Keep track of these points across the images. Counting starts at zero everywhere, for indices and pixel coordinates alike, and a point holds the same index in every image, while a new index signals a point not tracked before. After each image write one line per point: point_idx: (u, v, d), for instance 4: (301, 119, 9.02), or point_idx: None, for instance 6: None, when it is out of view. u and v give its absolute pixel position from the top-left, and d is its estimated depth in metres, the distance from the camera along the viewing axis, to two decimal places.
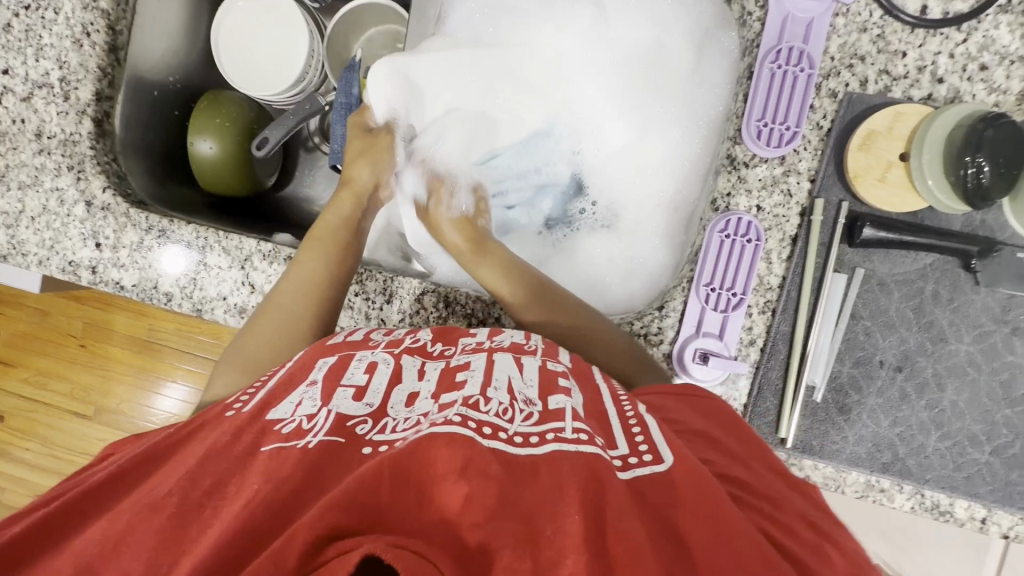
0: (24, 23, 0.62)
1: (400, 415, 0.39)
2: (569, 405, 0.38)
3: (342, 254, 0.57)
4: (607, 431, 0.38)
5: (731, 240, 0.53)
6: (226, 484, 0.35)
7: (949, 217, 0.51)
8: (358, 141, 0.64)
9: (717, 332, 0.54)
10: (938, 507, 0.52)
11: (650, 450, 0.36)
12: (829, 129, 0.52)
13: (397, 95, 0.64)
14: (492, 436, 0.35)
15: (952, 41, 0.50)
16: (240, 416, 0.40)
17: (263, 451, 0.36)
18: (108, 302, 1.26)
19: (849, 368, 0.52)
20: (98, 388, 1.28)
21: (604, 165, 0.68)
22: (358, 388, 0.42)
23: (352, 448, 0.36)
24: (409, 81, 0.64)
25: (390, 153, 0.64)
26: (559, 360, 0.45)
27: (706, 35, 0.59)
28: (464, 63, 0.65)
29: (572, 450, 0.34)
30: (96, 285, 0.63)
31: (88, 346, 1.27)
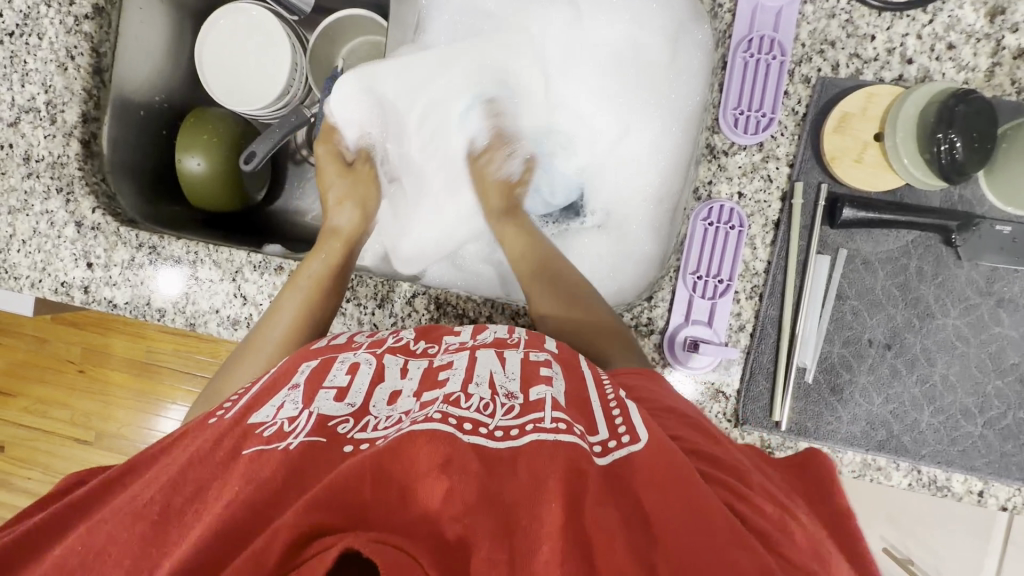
0: (9, 50, 0.63)
1: (382, 413, 0.40)
2: (550, 394, 0.39)
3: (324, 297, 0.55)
4: (588, 418, 0.39)
5: (715, 228, 0.54)
6: (207, 490, 0.35)
7: (928, 194, 0.52)
8: (341, 171, 0.66)
9: (707, 319, 0.54)
10: (935, 482, 0.53)
11: (628, 432, 0.37)
12: (805, 114, 0.53)
13: (361, 109, 0.67)
14: (473, 432, 0.36)
15: (919, 23, 0.51)
16: (222, 423, 0.39)
17: (244, 454, 0.36)
18: (106, 325, 1.26)
19: (839, 349, 0.53)
20: (100, 413, 1.28)
21: (593, 159, 0.68)
22: (340, 390, 0.42)
23: (334, 447, 0.37)
24: (375, 92, 0.66)
25: (372, 183, 0.67)
26: (543, 347, 0.45)
27: (680, 28, 0.59)
28: (429, 69, 0.66)
29: (551, 441, 0.34)
30: (88, 305, 0.64)
31: (87, 370, 1.27)
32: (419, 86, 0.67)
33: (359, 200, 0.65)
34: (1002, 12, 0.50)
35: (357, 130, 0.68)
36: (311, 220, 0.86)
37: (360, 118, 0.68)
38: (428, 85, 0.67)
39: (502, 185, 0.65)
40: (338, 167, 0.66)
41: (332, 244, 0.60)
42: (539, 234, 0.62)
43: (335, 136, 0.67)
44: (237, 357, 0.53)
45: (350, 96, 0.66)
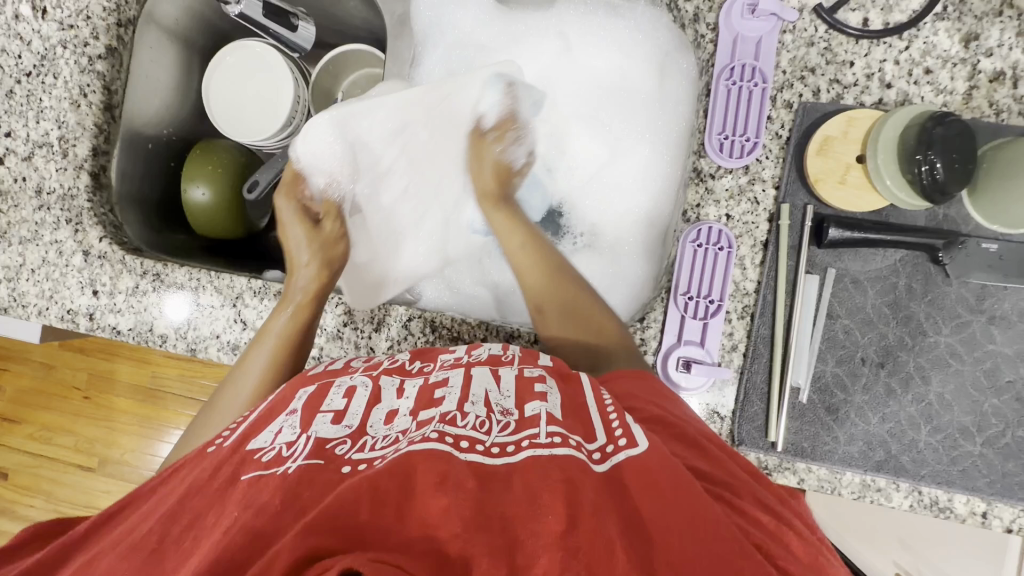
0: (26, 89, 0.66)
1: (379, 433, 0.41)
2: (545, 409, 0.40)
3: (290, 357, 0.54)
4: (587, 426, 0.40)
5: (704, 249, 0.55)
6: (205, 517, 0.36)
7: (914, 213, 0.52)
8: (309, 234, 0.63)
9: (699, 339, 0.55)
10: (936, 504, 0.52)
11: (625, 435, 0.38)
12: (788, 138, 0.54)
13: (331, 154, 0.65)
14: (469, 449, 0.37)
15: (896, 49, 0.53)
16: (220, 451, 0.41)
17: (242, 479, 0.37)
18: (113, 352, 1.28)
19: (833, 368, 0.53)
20: (104, 440, 1.28)
21: (589, 183, 0.69)
22: (337, 413, 0.43)
23: (331, 468, 0.37)
24: (349, 137, 0.65)
25: (340, 240, 0.64)
26: (537, 364, 0.47)
27: (667, 58, 0.61)
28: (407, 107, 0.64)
29: (546, 455, 0.36)
30: (93, 331, 0.65)
31: (93, 397, 1.28)
32: (394, 131, 0.65)
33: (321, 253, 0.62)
34: (976, 38, 0.52)
35: (325, 179, 0.66)
36: None
37: (328, 167, 0.65)
38: (396, 129, 0.66)
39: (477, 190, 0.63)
40: (306, 228, 0.63)
41: (300, 299, 0.58)
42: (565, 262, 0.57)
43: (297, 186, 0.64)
44: (209, 410, 0.53)
45: (322, 134, 0.64)
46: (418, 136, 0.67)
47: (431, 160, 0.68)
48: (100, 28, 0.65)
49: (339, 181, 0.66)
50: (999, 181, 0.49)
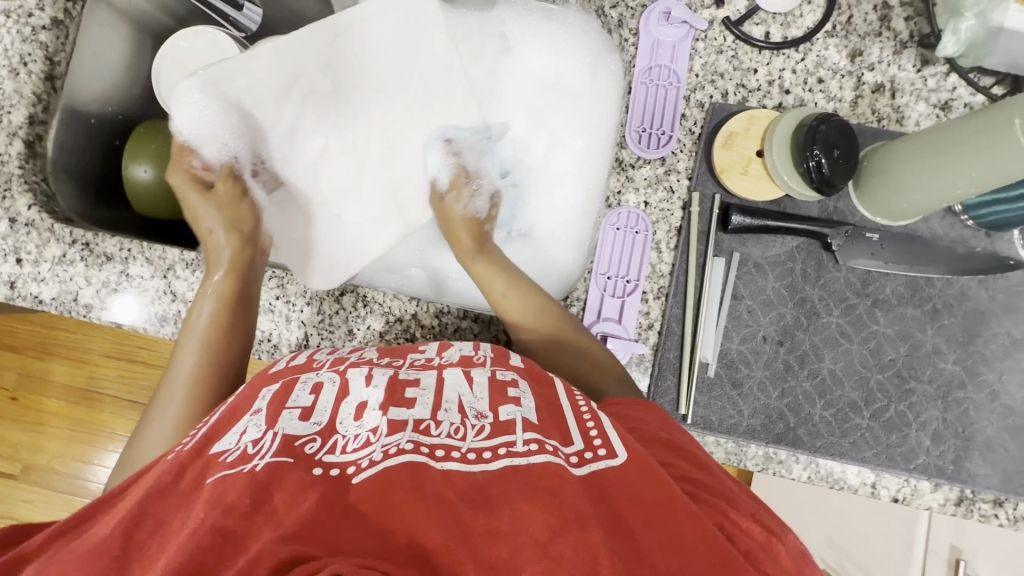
0: None
1: (349, 432, 0.42)
2: (519, 414, 0.42)
3: (228, 339, 0.56)
4: (563, 429, 0.42)
5: (622, 232, 0.59)
6: (172, 521, 0.36)
7: (807, 205, 0.58)
8: (205, 198, 0.63)
9: (617, 316, 0.58)
10: (831, 475, 0.56)
11: (604, 445, 0.41)
12: (700, 134, 0.59)
13: (212, 118, 0.62)
14: (445, 457, 0.40)
15: (793, 60, 0.59)
16: (181, 453, 0.40)
17: (208, 482, 0.37)
18: (47, 351, 1.22)
19: (738, 345, 0.57)
20: (29, 444, 1.22)
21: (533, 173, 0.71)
22: (304, 409, 0.44)
23: (301, 468, 0.38)
24: (240, 99, 0.62)
25: (241, 202, 0.65)
26: (508, 365, 0.49)
27: (597, 59, 0.64)
28: (305, 61, 0.62)
29: (523, 463, 0.39)
30: (13, 301, 0.64)
31: (21, 399, 1.22)
32: (286, 78, 0.63)
33: (230, 218, 0.63)
34: (860, 54, 0.58)
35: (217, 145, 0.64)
36: None
37: (216, 131, 0.63)
38: (295, 85, 0.63)
39: (469, 223, 0.64)
40: (199, 193, 0.63)
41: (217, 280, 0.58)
42: (530, 283, 0.59)
43: (186, 156, 0.64)
44: (150, 413, 0.53)
45: (192, 106, 0.61)
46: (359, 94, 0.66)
47: (347, 115, 0.66)
48: None
49: (228, 144, 0.64)
50: (917, 149, 0.51)
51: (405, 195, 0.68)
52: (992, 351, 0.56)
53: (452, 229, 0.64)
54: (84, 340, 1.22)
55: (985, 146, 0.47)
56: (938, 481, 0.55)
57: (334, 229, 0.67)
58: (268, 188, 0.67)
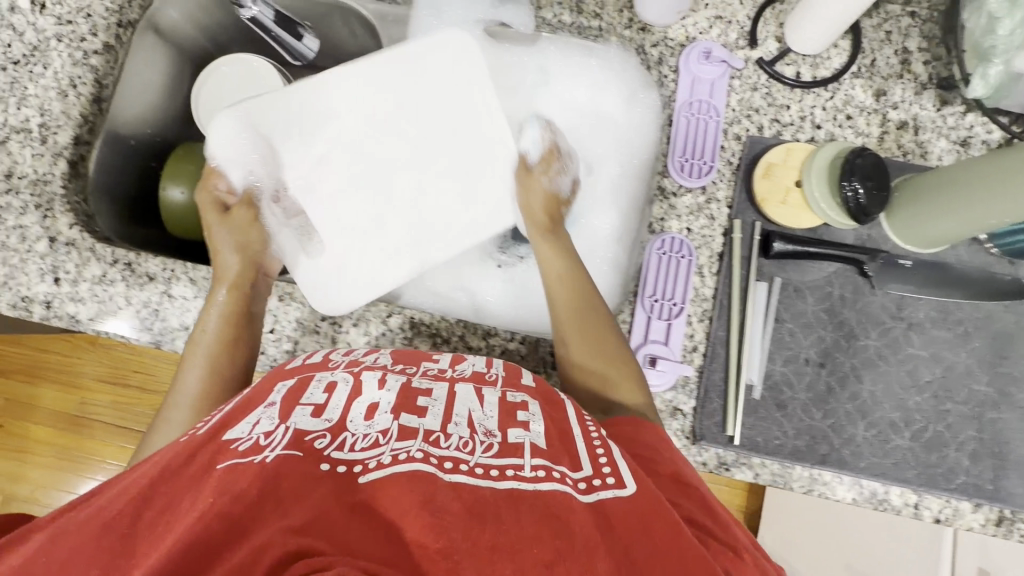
0: (11, 76, 0.66)
1: (359, 430, 0.43)
2: (527, 440, 0.44)
3: (233, 351, 0.58)
4: (573, 454, 0.44)
5: (668, 257, 0.60)
6: (178, 504, 0.38)
7: (843, 233, 0.60)
8: (222, 221, 0.66)
9: (663, 339, 0.59)
10: (875, 496, 0.57)
11: (612, 474, 0.42)
12: (738, 165, 0.62)
13: (246, 147, 0.67)
14: (454, 470, 0.40)
15: (823, 98, 0.63)
16: (195, 437, 0.43)
17: (219, 467, 0.39)
18: (35, 378, 1.24)
19: (781, 367, 0.58)
20: (11, 474, 1.24)
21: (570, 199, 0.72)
22: (317, 406, 0.45)
23: (310, 462, 0.40)
24: (269, 138, 0.67)
25: (254, 224, 0.67)
26: (518, 386, 0.51)
27: (633, 93, 0.68)
28: (323, 102, 0.67)
29: (531, 490, 0.39)
30: (47, 321, 0.63)
31: (6, 427, 1.24)
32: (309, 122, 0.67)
33: (251, 252, 0.65)
34: (884, 93, 0.63)
35: (242, 173, 0.68)
36: None
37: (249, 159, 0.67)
38: (322, 128, 0.67)
39: (547, 201, 0.65)
40: (217, 215, 0.66)
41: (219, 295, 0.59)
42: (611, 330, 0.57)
43: (213, 180, 0.67)
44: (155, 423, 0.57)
45: (234, 132, 0.66)
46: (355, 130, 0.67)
47: (376, 152, 0.67)
48: (99, 26, 0.68)
49: (257, 173, 0.68)
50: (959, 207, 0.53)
51: (429, 234, 0.67)
52: (1018, 371, 0.59)
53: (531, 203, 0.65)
54: (77, 363, 1.24)
55: (988, 198, 0.51)
56: (979, 501, 0.57)
57: (356, 266, 0.66)
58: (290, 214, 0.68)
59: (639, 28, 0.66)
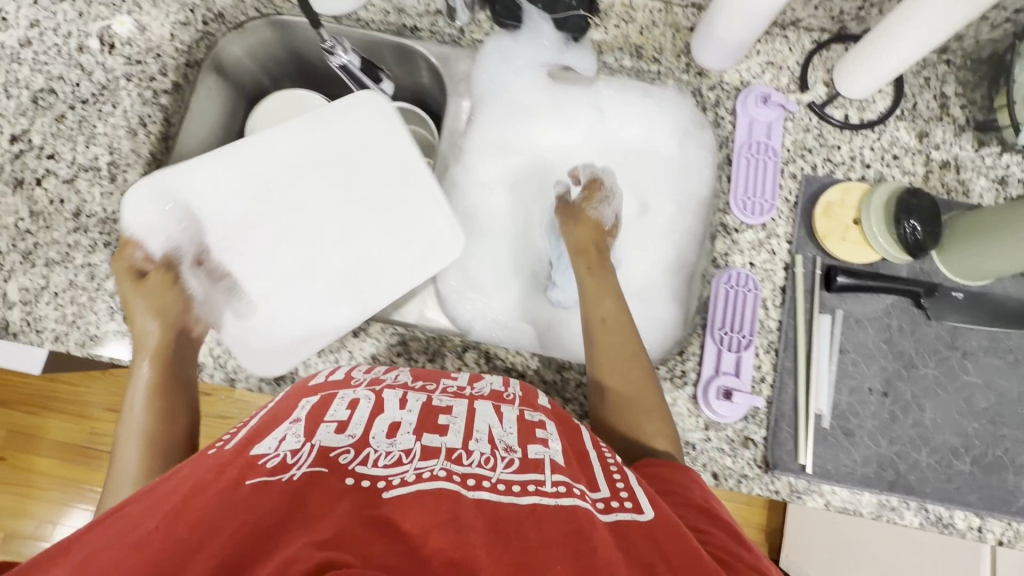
0: (79, 115, 0.66)
1: (381, 447, 0.44)
2: (547, 455, 0.45)
3: (162, 430, 0.56)
4: (590, 478, 0.45)
5: (735, 291, 0.63)
6: (209, 518, 0.35)
7: (898, 266, 0.63)
8: (137, 290, 0.60)
9: (735, 370, 0.61)
10: (941, 520, 0.59)
11: (631, 500, 0.43)
12: (796, 202, 0.65)
13: (164, 217, 0.64)
14: (476, 486, 0.41)
15: (871, 139, 0.67)
16: (224, 454, 0.43)
17: (248, 483, 0.39)
18: (43, 408, 1.24)
19: (847, 397, 0.61)
20: (13, 508, 1.22)
21: (627, 232, 0.74)
22: (340, 423, 0.47)
23: (336, 477, 0.40)
24: (189, 203, 0.65)
25: (174, 288, 0.62)
26: (536, 408, 0.53)
27: (686, 134, 0.71)
28: (259, 166, 0.67)
29: (553, 504, 0.40)
30: (118, 360, 0.62)
31: (10, 459, 1.23)
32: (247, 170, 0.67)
33: (173, 318, 0.60)
34: (926, 135, 0.67)
35: (162, 239, 0.64)
36: None
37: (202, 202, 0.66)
38: (251, 182, 0.67)
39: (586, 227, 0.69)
40: (132, 286, 0.60)
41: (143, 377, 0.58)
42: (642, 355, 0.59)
43: (130, 248, 0.61)
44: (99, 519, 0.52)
45: (146, 204, 0.63)
46: (314, 171, 0.68)
47: (299, 202, 0.68)
48: (169, 65, 0.68)
49: (179, 240, 0.65)
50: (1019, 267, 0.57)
51: (364, 276, 0.67)
52: None
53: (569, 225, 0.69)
54: (85, 392, 1.24)
55: None
56: None
57: (355, 285, 0.66)
58: (213, 275, 0.67)
59: (696, 72, 0.69)
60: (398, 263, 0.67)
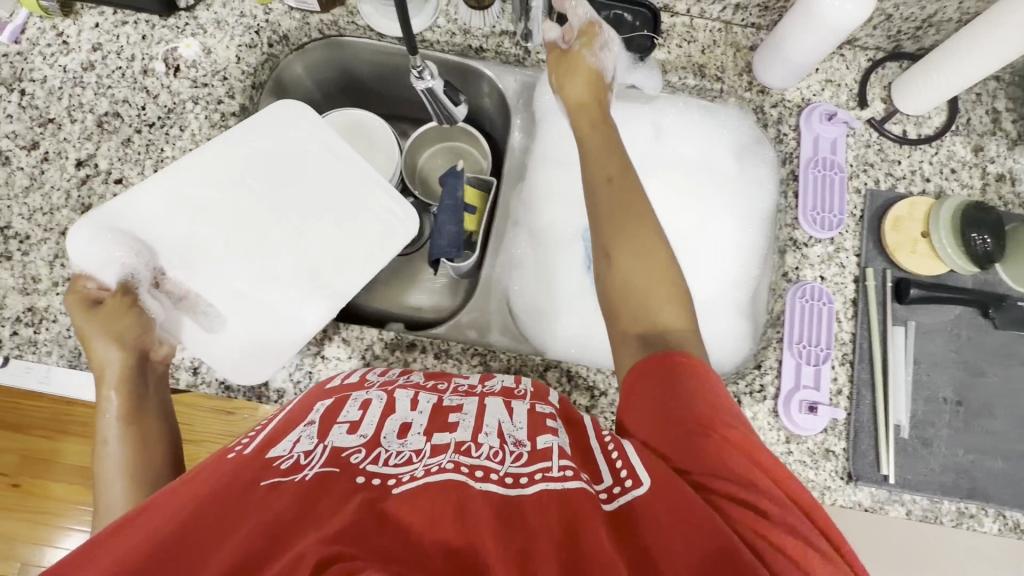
0: (146, 139, 0.66)
1: (392, 446, 0.45)
2: (556, 443, 0.45)
3: (144, 462, 0.52)
4: (592, 467, 0.45)
5: (810, 304, 0.64)
6: (226, 518, 0.37)
7: (963, 277, 0.65)
8: (88, 322, 0.55)
9: (814, 383, 0.62)
10: (1018, 526, 0.60)
11: (631, 477, 0.43)
12: (862, 216, 0.67)
13: (105, 247, 0.59)
14: (484, 478, 0.42)
15: (929, 153, 0.69)
16: (245, 455, 0.44)
17: (264, 483, 0.40)
18: (56, 434, 1.17)
19: (922, 406, 0.62)
20: (19, 535, 1.19)
21: (688, 246, 0.75)
22: (353, 423, 0.48)
23: (347, 476, 0.42)
24: (137, 234, 0.61)
25: (130, 312, 0.57)
26: (548, 402, 0.52)
27: (745, 147, 0.74)
28: (193, 186, 0.64)
29: (558, 488, 0.41)
30: (195, 387, 0.62)
31: (22, 484, 1.19)
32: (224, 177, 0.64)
33: (132, 342, 0.56)
34: (981, 149, 0.69)
35: (116, 268, 0.58)
36: (378, 299, 0.82)
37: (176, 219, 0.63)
38: (204, 203, 0.64)
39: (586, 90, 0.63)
40: (83, 318, 0.55)
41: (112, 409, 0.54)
42: (649, 228, 0.54)
43: (81, 282, 0.57)
44: None
45: (94, 240, 0.59)
46: (290, 181, 0.66)
47: (251, 214, 0.65)
48: (236, 88, 0.68)
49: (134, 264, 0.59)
50: None
51: (329, 274, 0.65)
52: None
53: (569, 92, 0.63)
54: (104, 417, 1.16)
55: None
56: None
57: (336, 288, 0.65)
58: (174, 296, 0.62)
59: (758, 90, 0.71)
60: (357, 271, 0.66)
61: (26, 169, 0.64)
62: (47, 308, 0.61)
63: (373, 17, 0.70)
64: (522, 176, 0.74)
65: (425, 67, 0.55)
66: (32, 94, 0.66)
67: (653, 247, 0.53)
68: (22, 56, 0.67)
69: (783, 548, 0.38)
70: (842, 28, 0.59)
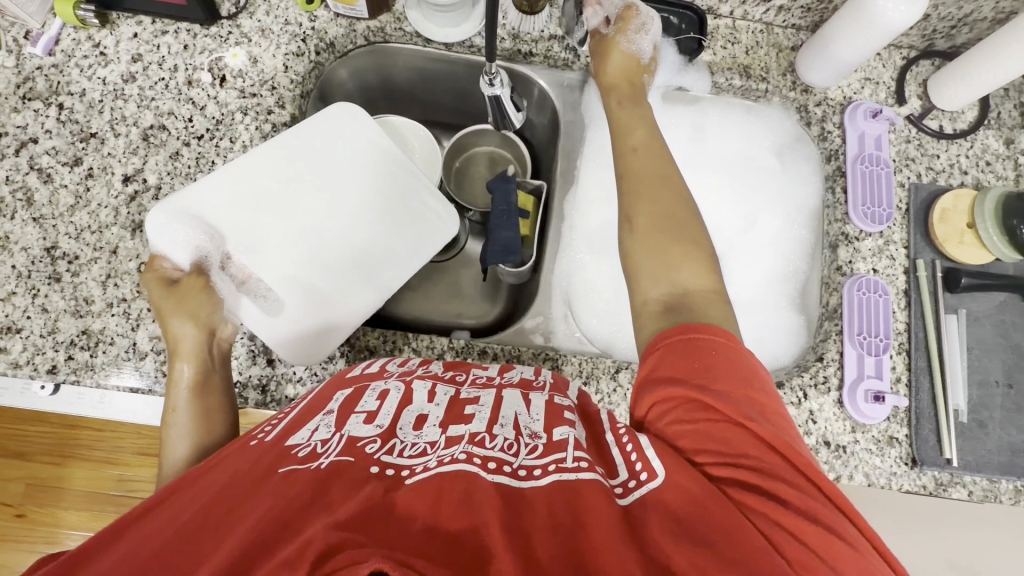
0: (195, 151, 0.64)
1: (408, 438, 0.44)
2: (572, 435, 0.44)
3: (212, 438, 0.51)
4: (607, 461, 0.44)
5: (867, 296, 0.65)
6: (242, 506, 0.38)
7: (1005, 264, 0.68)
8: (168, 298, 0.54)
9: (876, 373, 0.64)
10: None
11: (645, 469, 0.41)
12: (907, 209, 0.69)
13: (179, 228, 0.57)
14: (497, 471, 0.41)
15: (965, 147, 0.72)
16: (264, 444, 0.44)
17: (280, 471, 0.40)
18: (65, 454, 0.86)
19: (975, 390, 0.65)
20: None
21: (737, 243, 0.76)
22: (370, 413, 0.47)
23: (361, 467, 0.41)
24: (202, 216, 0.59)
25: (207, 291, 0.55)
26: (567, 395, 0.51)
27: (785, 146, 0.76)
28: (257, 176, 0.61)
29: (572, 479, 0.40)
30: (264, 406, 0.60)
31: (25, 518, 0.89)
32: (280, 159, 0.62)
33: (205, 318, 0.54)
34: (1013, 141, 0.72)
35: (190, 248, 0.57)
36: (426, 306, 0.80)
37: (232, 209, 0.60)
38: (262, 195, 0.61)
39: (630, 67, 0.63)
40: (164, 295, 0.54)
41: (184, 386, 0.52)
42: (683, 199, 0.53)
43: (160, 261, 0.56)
44: None
45: (176, 224, 0.57)
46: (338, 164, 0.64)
47: (293, 205, 0.62)
48: (285, 97, 0.66)
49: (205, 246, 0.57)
50: None
51: (373, 256, 0.64)
52: None
53: (610, 64, 0.63)
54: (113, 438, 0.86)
55: None
56: None
57: (381, 270, 0.64)
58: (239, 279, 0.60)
59: (802, 89, 0.73)
60: (401, 250, 0.66)
61: (70, 186, 0.62)
62: (103, 330, 0.58)
63: (421, 22, 0.69)
64: (571, 179, 0.74)
65: (497, 74, 0.56)
66: (71, 107, 0.64)
67: (682, 219, 0.52)
68: (57, 68, 0.65)
69: (795, 532, 0.37)
70: (892, 29, 0.61)
